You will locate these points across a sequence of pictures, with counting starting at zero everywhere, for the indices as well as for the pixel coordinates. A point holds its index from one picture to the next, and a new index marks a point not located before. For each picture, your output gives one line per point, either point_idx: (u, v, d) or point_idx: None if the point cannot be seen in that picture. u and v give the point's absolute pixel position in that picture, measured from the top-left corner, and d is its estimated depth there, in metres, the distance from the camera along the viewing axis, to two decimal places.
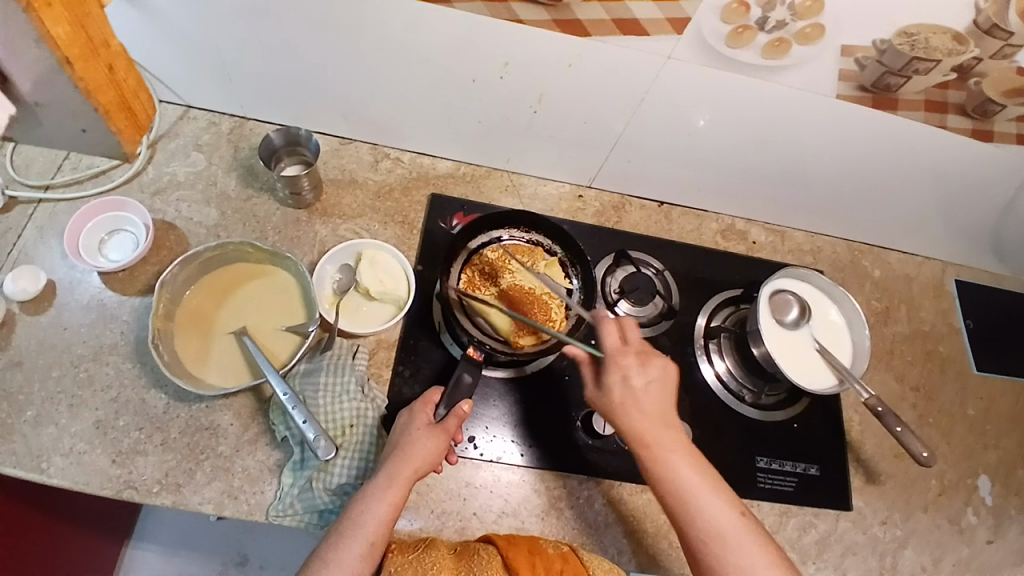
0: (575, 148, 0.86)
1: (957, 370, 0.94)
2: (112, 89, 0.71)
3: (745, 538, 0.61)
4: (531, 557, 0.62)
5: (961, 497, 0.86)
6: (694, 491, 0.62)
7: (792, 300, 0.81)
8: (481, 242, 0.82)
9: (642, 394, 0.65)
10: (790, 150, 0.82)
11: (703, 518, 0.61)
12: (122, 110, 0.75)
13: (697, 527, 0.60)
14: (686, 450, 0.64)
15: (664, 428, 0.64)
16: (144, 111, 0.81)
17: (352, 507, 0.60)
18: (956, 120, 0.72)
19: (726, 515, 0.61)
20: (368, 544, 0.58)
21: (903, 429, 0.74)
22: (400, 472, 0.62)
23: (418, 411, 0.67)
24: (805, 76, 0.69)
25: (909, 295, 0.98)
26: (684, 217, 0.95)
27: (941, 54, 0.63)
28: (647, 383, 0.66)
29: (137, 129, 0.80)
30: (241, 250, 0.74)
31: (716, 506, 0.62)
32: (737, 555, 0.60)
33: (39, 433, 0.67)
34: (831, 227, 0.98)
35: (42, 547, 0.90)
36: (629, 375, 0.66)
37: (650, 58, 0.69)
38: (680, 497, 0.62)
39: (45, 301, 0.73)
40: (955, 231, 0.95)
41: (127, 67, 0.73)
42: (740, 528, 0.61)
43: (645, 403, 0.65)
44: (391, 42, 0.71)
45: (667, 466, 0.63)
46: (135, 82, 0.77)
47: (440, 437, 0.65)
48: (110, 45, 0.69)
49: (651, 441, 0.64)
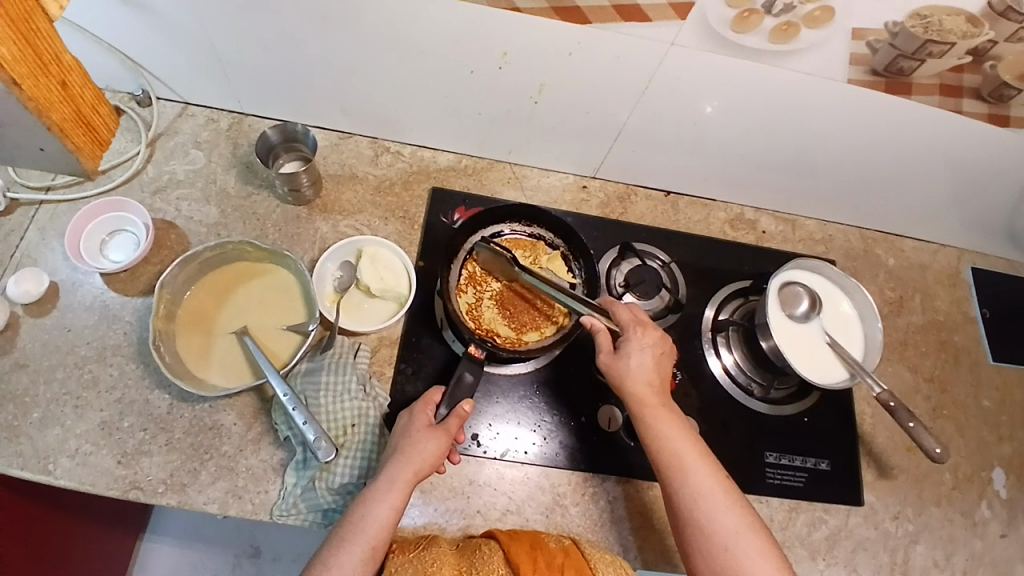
0: (578, 138, 0.84)
1: (972, 360, 0.92)
2: (68, 105, 0.59)
3: (718, 496, 0.62)
4: (532, 552, 0.61)
5: (975, 490, 0.84)
6: (674, 446, 0.64)
7: (802, 292, 0.78)
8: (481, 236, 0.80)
9: (646, 362, 0.67)
10: (798, 137, 0.80)
11: (682, 474, 0.63)
12: (82, 128, 0.62)
13: (677, 482, 0.63)
14: (677, 418, 0.66)
15: (656, 395, 0.67)
16: (105, 124, 0.66)
17: (354, 511, 0.60)
18: (971, 104, 0.70)
19: (702, 476, 0.63)
20: (369, 548, 0.58)
21: (916, 425, 0.72)
22: (400, 475, 0.61)
23: (420, 412, 0.67)
24: (814, 61, 0.66)
25: (923, 283, 0.95)
26: (691, 207, 0.93)
27: (956, 37, 0.61)
28: (653, 356, 0.68)
29: (97, 145, 0.66)
30: (240, 249, 0.74)
31: (695, 464, 0.63)
32: (710, 510, 0.61)
33: (45, 434, 0.68)
34: (843, 215, 0.95)
35: (58, 541, 0.92)
36: (640, 346, 0.67)
37: (653, 45, 0.67)
38: (663, 454, 0.64)
39: (48, 303, 0.74)
40: (971, 217, 0.92)
41: (83, 78, 0.60)
42: (716, 488, 0.62)
43: (640, 373, 0.67)
44: (386, 35, 0.69)
45: (653, 427, 0.65)
46: (97, 95, 0.63)
47: (443, 439, 0.65)
48: (60, 60, 0.56)
49: (647, 402, 0.66)
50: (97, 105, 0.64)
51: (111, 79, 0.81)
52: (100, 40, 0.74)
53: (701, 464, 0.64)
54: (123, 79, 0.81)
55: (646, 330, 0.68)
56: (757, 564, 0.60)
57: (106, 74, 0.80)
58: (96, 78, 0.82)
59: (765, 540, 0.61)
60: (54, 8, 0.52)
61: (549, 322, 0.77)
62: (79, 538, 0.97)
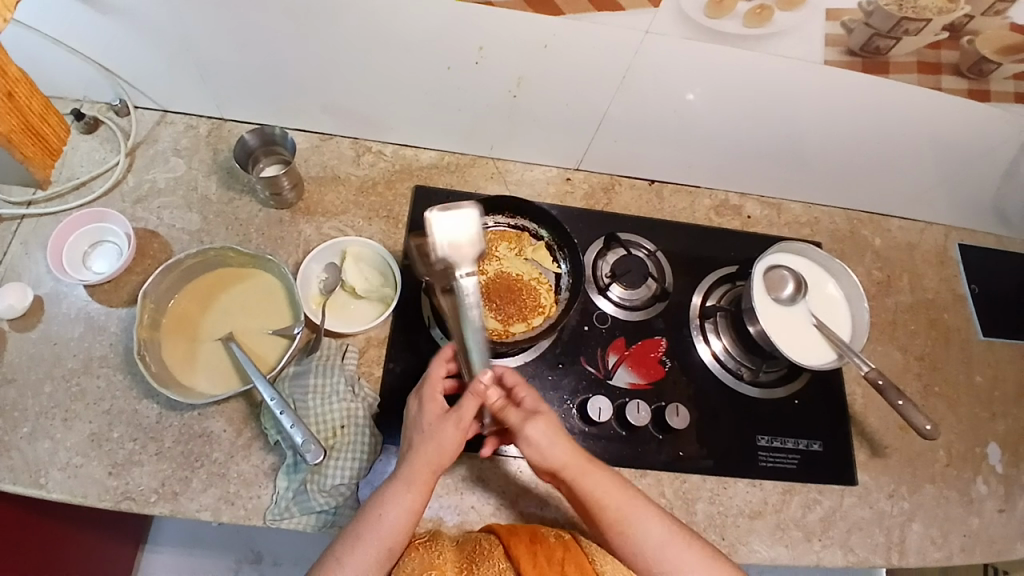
0: (559, 130, 0.84)
1: (962, 338, 0.92)
2: (16, 116, 0.72)
3: (675, 543, 0.62)
4: (531, 546, 0.61)
5: (969, 467, 0.85)
6: (618, 504, 0.63)
7: (787, 276, 0.79)
8: None
9: (548, 427, 0.63)
10: (778, 120, 0.80)
11: (633, 534, 0.62)
12: (30, 136, 0.75)
13: (631, 544, 0.62)
14: (609, 475, 0.65)
15: (578, 457, 0.64)
16: (56, 135, 0.80)
17: (373, 508, 0.60)
18: (950, 81, 0.69)
19: (655, 530, 0.63)
20: (384, 550, 0.58)
21: (905, 402, 0.72)
22: (422, 476, 0.61)
23: (430, 401, 0.65)
24: (789, 42, 0.66)
25: (911, 262, 0.95)
26: (677, 195, 0.93)
27: (931, 13, 0.60)
28: (546, 412, 0.65)
29: (50, 155, 0.79)
30: (222, 255, 0.74)
31: (643, 518, 0.63)
32: (670, 561, 0.62)
33: (35, 448, 0.68)
34: (828, 197, 0.95)
35: (57, 554, 0.92)
36: (533, 404, 0.65)
37: (629, 33, 0.66)
38: (609, 519, 0.63)
39: (33, 317, 0.73)
40: (956, 194, 0.92)
41: (31, 91, 0.74)
42: (671, 540, 0.63)
43: (546, 440, 0.63)
44: (360, 31, 0.69)
45: (589, 490, 0.63)
46: (44, 106, 0.77)
47: (459, 431, 0.63)
48: (8, 73, 0.69)
49: (577, 468, 0.63)
50: (46, 115, 0.77)
51: (88, 88, 0.81)
52: (75, 51, 0.74)
53: (648, 518, 0.63)
54: (100, 88, 0.81)
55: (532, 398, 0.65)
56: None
57: (82, 84, 0.80)
58: (73, 89, 0.81)
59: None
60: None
61: (536, 313, 0.76)
62: (79, 550, 0.97)
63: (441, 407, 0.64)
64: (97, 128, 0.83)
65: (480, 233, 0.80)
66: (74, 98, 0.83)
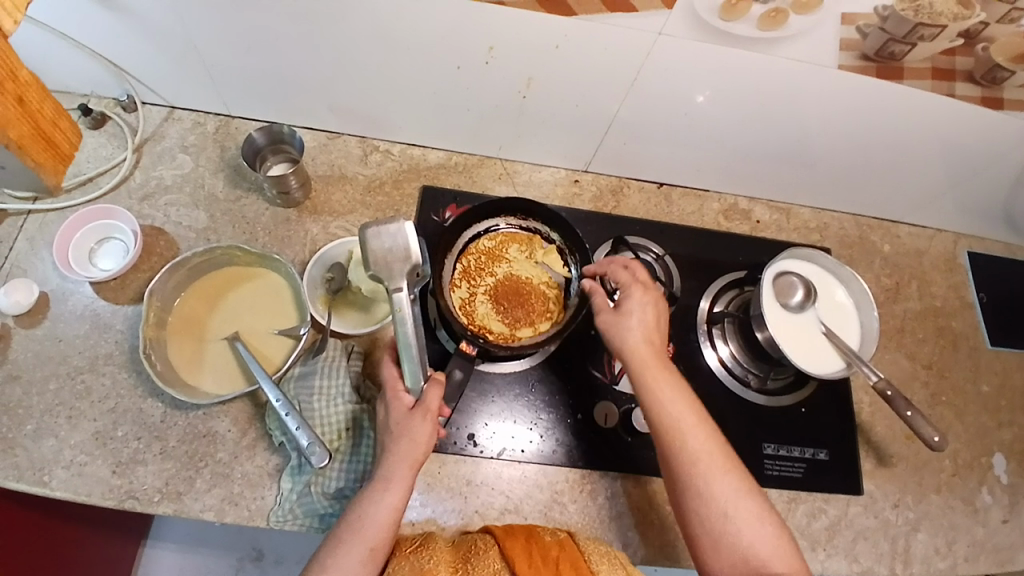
0: (569, 131, 0.83)
1: (970, 346, 0.91)
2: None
3: (717, 465, 0.61)
4: (527, 546, 0.60)
5: (974, 476, 0.84)
6: (672, 410, 0.63)
7: (797, 282, 0.78)
8: (477, 230, 0.79)
9: (646, 323, 0.66)
10: (790, 124, 0.79)
11: (696, 460, 0.61)
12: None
13: (692, 468, 0.61)
14: (682, 386, 0.65)
15: (655, 357, 0.65)
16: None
17: (353, 513, 0.60)
18: (965, 88, 0.69)
19: (717, 460, 0.61)
20: (367, 549, 0.58)
21: (913, 413, 0.71)
22: (400, 472, 0.61)
23: (395, 400, 0.64)
24: (802, 46, 0.65)
25: (920, 269, 0.94)
26: (685, 199, 0.92)
27: (947, 19, 0.59)
28: (654, 312, 0.67)
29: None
30: (229, 253, 0.73)
31: (693, 428, 0.62)
32: (708, 479, 0.60)
33: (41, 445, 0.68)
34: (838, 202, 0.94)
35: (60, 550, 0.92)
36: (641, 304, 0.66)
37: (642, 34, 0.66)
38: (676, 437, 0.62)
39: (39, 314, 0.73)
40: (967, 201, 0.91)
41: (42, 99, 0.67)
42: (730, 475, 0.61)
43: (637, 330, 0.65)
44: (369, 30, 0.68)
45: (652, 386, 0.63)
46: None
47: (428, 424, 0.63)
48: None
49: (647, 365, 0.64)
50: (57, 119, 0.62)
51: (96, 84, 0.81)
52: (83, 46, 0.73)
53: (715, 452, 0.62)
54: (107, 84, 0.81)
55: (647, 283, 0.68)
56: (775, 552, 0.59)
57: (90, 79, 0.80)
58: (81, 84, 0.81)
59: (778, 528, 0.61)
60: (9, 22, 0.45)
61: (543, 317, 0.76)
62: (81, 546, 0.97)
63: (409, 402, 0.64)
64: (104, 124, 0.83)
65: (492, 234, 0.79)
66: (82, 94, 0.83)
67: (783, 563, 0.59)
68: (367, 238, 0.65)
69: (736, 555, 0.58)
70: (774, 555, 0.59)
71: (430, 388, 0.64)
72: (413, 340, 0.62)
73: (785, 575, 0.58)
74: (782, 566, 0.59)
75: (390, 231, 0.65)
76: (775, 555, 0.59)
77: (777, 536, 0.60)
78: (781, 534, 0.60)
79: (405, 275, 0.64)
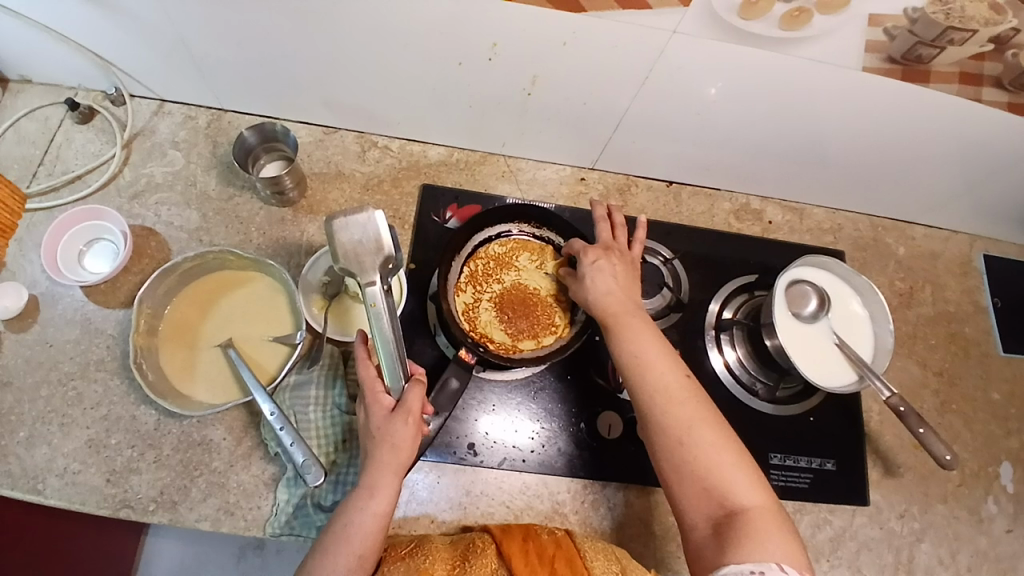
0: (575, 130, 0.80)
1: (982, 352, 0.89)
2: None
3: (680, 396, 0.59)
4: (524, 544, 0.61)
5: (981, 486, 0.83)
6: (635, 343, 0.62)
7: (810, 292, 0.75)
8: (489, 234, 0.77)
9: (603, 279, 0.66)
10: (806, 126, 0.75)
11: (658, 392, 0.59)
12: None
13: (653, 401, 0.59)
14: (647, 326, 0.64)
15: (618, 302, 0.65)
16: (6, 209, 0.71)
17: (339, 517, 0.57)
18: (991, 93, 0.65)
19: (678, 392, 0.59)
20: (354, 557, 0.55)
21: (926, 431, 0.69)
22: (383, 478, 0.57)
23: (372, 402, 0.60)
24: (825, 47, 0.61)
25: (934, 273, 0.92)
26: (694, 198, 0.89)
27: (977, 24, 0.56)
28: (609, 268, 0.67)
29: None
30: (221, 258, 0.71)
31: (657, 360, 0.61)
32: (668, 409, 0.59)
33: (33, 453, 0.67)
34: (852, 203, 0.91)
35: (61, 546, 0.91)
36: (593, 264, 0.67)
37: (654, 33, 0.62)
38: (638, 370, 0.61)
39: (29, 318, 0.72)
40: (987, 204, 0.88)
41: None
42: (694, 408, 0.59)
43: (596, 287, 0.66)
44: (365, 26, 0.65)
45: (616, 327, 0.63)
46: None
47: (410, 426, 0.59)
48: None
49: (610, 310, 0.64)
50: None
51: (83, 77, 0.78)
52: (67, 40, 0.70)
53: (677, 386, 0.60)
54: (94, 77, 0.78)
55: (618, 249, 0.69)
56: (745, 486, 0.56)
57: (77, 72, 0.77)
58: (67, 77, 0.78)
59: (750, 463, 0.58)
60: None
61: (547, 331, 0.74)
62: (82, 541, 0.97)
63: (387, 404, 0.59)
64: (93, 118, 0.80)
65: (503, 239, 0.77)
66: (69, 86, 0.80)
67: (756, 498, 0.55)
68: (335, 229, 0.62)
69: (704, 490, 0.55)
70: (745, 489, 0.55)
71: (410, 390, 0.60)
72: (392, 338, 0.60)
73: (751, 510, 0.55)
74: (754, 501, 0.55)
75: (359, 221, 0.62)
76: (746, 490, 0.55)
77: (751, 476, 0.56)
78: (756, 476, 0.57)
79: (378, 268, 0.61)
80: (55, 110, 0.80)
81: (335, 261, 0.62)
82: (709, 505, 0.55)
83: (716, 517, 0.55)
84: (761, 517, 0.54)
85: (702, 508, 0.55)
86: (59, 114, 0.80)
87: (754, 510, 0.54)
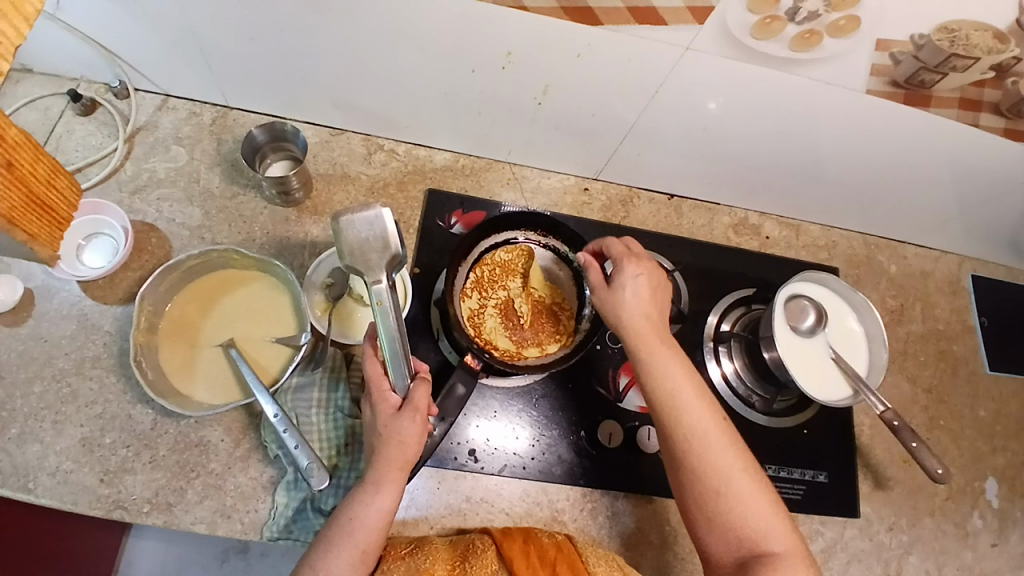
0: (581, 140, 0.81)
1: (970, 370, 0.91)
2: (20, 190, 0.58)
3: (716, 436, 0.60)
4: (525, 546, 0.62)
5: (967, 500, 0.85)
6: (674, 384, 0.61)
7: (808, 306, 0.77)
8: (494, 240, 0.77)
9: (641, 296, 0.64)
10: (808, 144, 0.77)
11: (700, 437, 0.59)
12: (34, 211, 0.62)
13: (691, 448, 0.59)
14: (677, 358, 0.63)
15: (654, 332, 0.63)
16: (66, 201, 0.67)
17: (343, 511, 0.57)
18: (989, 119, 0.66)
19: (714, 435, 0.60)
20: (358, 553, 0.55)
21: (920, 445, 0.71)
22: (389, 475, 0.57)
23: (379, 400, 0.59)
24: (834, 68, 0.62)
25: (924, 291, 0.94)
26: (695, 212, 0.91)
27: (981, 51, 0.57)
28: (648, 287, 0.64)
29: (57, 225, 0.66)
30: (226, 256, 0.70)
31: (696, 402, 0.61)
32: (705, 450, 0.59)
33: (25, 451, 0.65)
34: (848, 221, 0.93)
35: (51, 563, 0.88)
36: (633, 276, 0.64)
37: (668, 49, 0.62)
38: (673, 413, 0.60)
39: (23, 311, 0.70)
40: (976, 226, 0.90)
41: (34, 155, 0.59)
42: (731, 451, 0.60)
43: (633, 303, 0.63)
44: (379, 29, 0.64)
45: (655, 364, 0.62)
46: (52, 170, 0.63)
47: (416, 424, 0.58)
48: (4, 138, 0.55)
49: (644, 337, 0.62)
50: (53, 180, 0.64)
51: (86, 68, 0.76)
52: (73, 29, 0.69)
53: (715, 428, 0.60)
54: (98, 69, 0.77)
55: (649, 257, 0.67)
56: (775, 531, 0.58)
57: (81, 63, 0.75)
58: (70, 68, 0.77)
59: (775, 500, 0.60)
60: None
61: (552, 339, 0.74)
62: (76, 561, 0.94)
63: (395, 402, 0.59)
64: (95, 111, 0.79)
65: (509, 246, 0.77)
66: (71, 77, 0.79)
67: (783, 540, 0.58)
68: (341, 226, 0.61)
69: (733, 534, 0.58)
70: (775, 533, 0.58)
71: (416, 386, 0.59)
72: (396, 331, 0.58)
73: (780, 551, 0.58)
74: (783, 544, 0.58)
75: (366, 217, 0.61)
76: (775, 532, 0.58)
77: (776, 515, 0.59)
78: (780, 514, 0.60)
79: (384, 266, 0.61)
80: (56, 100, 0.78)
81: (342, 257, 0.62)
82: (737, 548, 0.58)
83: (742, 557, 0.57)
84: (788, 559, 0.57)
85: (726, 549, 0.58)
86: (60, 104, 0.78)
87: (782, 554, 0.57)
